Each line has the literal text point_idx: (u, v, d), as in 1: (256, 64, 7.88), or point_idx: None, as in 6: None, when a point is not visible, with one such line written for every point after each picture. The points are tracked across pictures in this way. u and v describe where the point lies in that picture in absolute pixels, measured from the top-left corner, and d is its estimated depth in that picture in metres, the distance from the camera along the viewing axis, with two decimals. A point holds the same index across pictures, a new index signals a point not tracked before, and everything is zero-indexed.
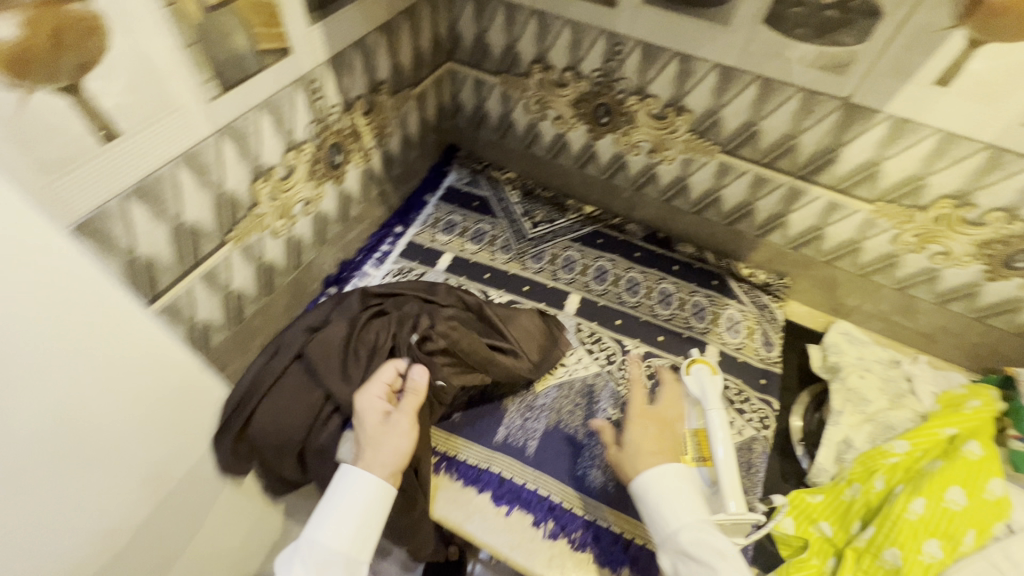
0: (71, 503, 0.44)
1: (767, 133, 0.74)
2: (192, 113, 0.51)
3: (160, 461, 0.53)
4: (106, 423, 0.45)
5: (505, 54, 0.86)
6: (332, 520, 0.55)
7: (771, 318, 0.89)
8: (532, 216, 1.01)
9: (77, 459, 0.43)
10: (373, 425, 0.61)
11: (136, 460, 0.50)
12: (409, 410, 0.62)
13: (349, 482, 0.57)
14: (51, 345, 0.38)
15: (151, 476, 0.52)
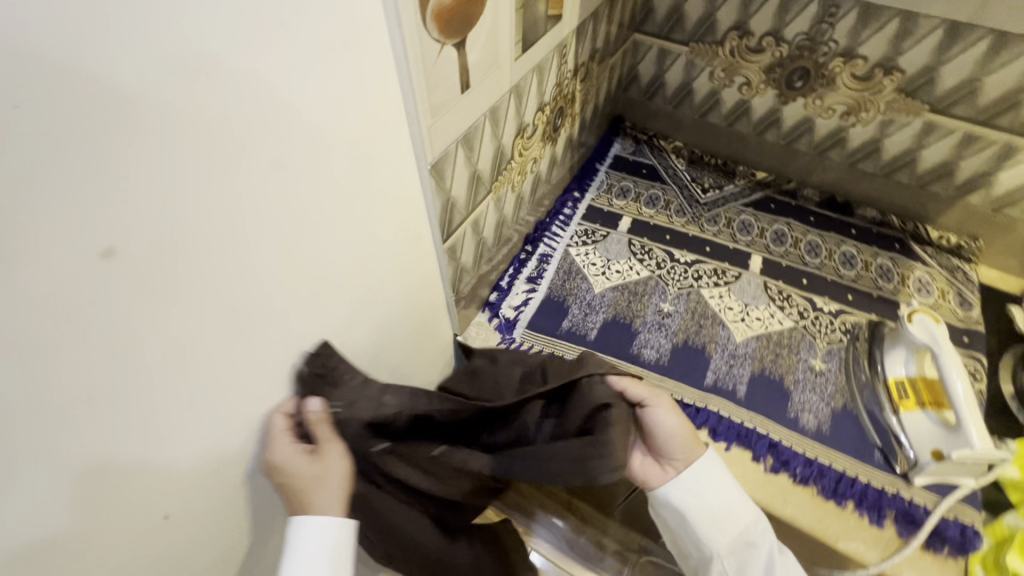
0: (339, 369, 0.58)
1: (990, 89, 0.75)
2: (505, 69, 0.59)
3: (387, 359, 0.67)
4: (370, 314, 0.59)
5: (701, 23, 0.90)
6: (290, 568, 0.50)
7: (965, 279, 0.89)
8: (701, 182, 1.05)
9: (352, 335, 0.57)
10: (304, 478, 0.49)
11: (378, 351, 0.64)
12: (328, 437, 0.51)
13: (309, 534, 0.50)
14: (365, 236, 0.52)
15: (380, 366, 0.66)
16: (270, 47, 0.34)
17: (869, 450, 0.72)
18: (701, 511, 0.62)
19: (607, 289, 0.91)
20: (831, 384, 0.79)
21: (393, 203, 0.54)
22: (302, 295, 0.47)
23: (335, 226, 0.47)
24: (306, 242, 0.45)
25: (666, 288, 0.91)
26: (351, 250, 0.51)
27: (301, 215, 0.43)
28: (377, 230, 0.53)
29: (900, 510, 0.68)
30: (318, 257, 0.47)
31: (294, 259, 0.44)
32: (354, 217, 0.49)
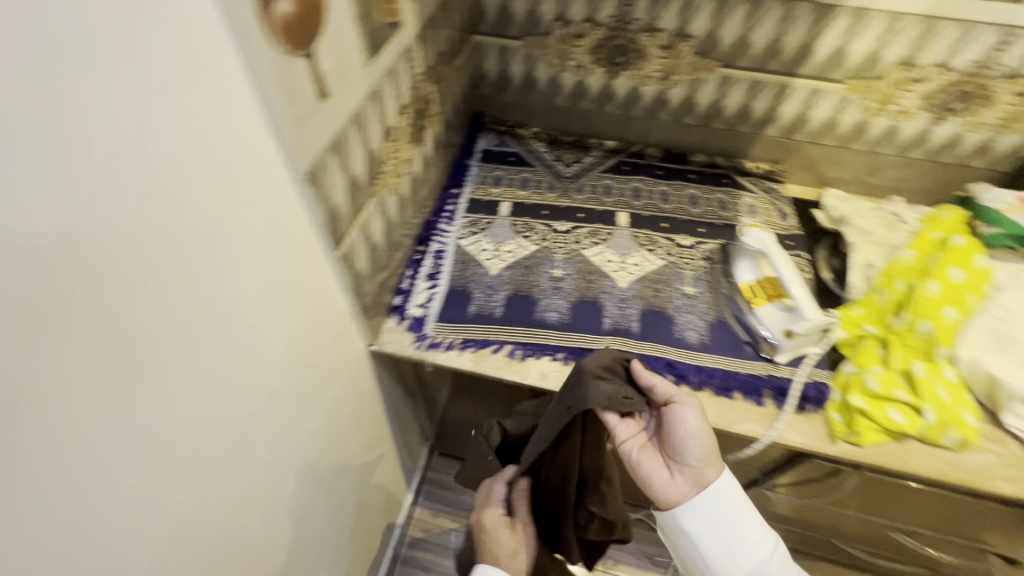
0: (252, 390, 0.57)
1: (758, 42, 0.94)
2: (358, 76, 0.62)
3: (296, 376, 0.67)
4: (274, 330, 0.59)
5: (528, 18, 1.01)
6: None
7: (780, 197, 1.09)
8: (563, 159, 1.16)
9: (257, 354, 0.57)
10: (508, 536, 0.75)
11: (286, 370, 0.64)
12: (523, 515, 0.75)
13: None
14: (252, 251, 0.52)
15: (291, 384, 0.66)
16: (121, 78, 0.35)
17: (741, 347, 0.87)
18: (708, 535, 0.66)
19: (503, 269, 0.97)
20: (703, 302, 0.93)
21: (275, 214, 0.55)
22: (203, 319, 0.47)
23: (224, 246, 0.48)
24: (197, 266, 0.45)
25: (555, 256, 1.00)
26: (244, 267, 0.52)
27: (186, 238, 0.43)
28: (266, 245, 0.55)
29: (774, 386, 0.83)
30: (212, 281, 0.48)
31: (186, 284, 0.45)
32: (240, 235, 0.50)
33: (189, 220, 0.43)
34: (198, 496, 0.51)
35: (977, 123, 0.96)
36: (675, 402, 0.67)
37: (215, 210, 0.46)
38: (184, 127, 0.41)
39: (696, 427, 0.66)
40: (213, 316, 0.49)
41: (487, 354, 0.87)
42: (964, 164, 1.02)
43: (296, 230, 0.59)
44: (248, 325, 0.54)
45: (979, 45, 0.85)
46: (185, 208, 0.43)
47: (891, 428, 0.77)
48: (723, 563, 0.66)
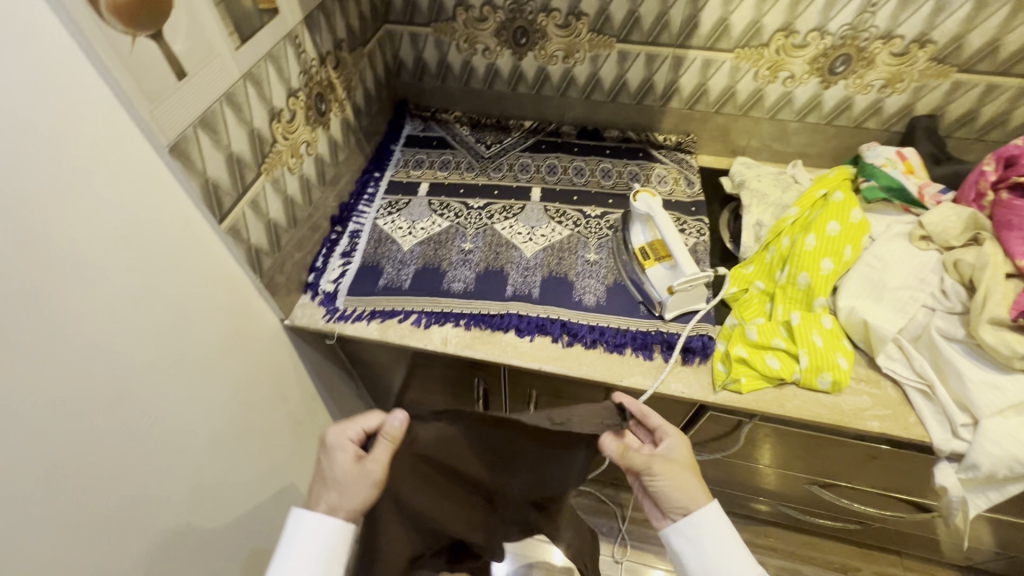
0: (135, 351, 0.62)
1: (646, 16, 0.98)
2: (226, 58, 0.67)
3: (193, 344, 0.72)
4: (156, 296, 0.64)
5: (432, 4, 1.05)
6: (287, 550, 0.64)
7: (689, 166, 1.13)
8: (484, 140, 1.21)
9: (136, 319, 0.61)
10: (346, 467, 0.66)
11: (178, 336, 0.68)
12: (379, 458, 0.66)
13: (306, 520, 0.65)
14: (116, 220, 0.57)
15: (187, 351, 0.70)
16: None
17: (636, 307, 0.91)
18: (687, 542, 0.69)
19: (415, 245, 1.01)
20: (603, 268, 0.97)
21: (140, 185, 0.59)
22: (57, 281, 0.51)
23: (79, 213, 0.52)
24: (42, 231, 0.49)
25: (466, 231, 1.04)
26: (104, 234, 0.56)
27: (25, 205, 0.47)
28: (133, 215, 0.59)
29: (662, 341, 0.87)
30: (65, 246, 0.52)
31: (32, 248, 0.48)
32: (95, 205, 0.54)
33: (28, 187, 0.47)
34: (72, 446, 0.55)
35: (863, 85, 0.99)
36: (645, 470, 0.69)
37: (60, 179, 0.50)
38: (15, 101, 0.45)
39: (669, 487, 0.69)
40: (69, 280, 0.52)
41: (394, 323, 0.92)
42: (859, 126, 1.06)
43: (171, 203, 0.64)
44: (118, 291, 0.58)
45: (849, 8, 0.89)
46: (22, 175, 0.47)
47: (768, 374, 0.81)
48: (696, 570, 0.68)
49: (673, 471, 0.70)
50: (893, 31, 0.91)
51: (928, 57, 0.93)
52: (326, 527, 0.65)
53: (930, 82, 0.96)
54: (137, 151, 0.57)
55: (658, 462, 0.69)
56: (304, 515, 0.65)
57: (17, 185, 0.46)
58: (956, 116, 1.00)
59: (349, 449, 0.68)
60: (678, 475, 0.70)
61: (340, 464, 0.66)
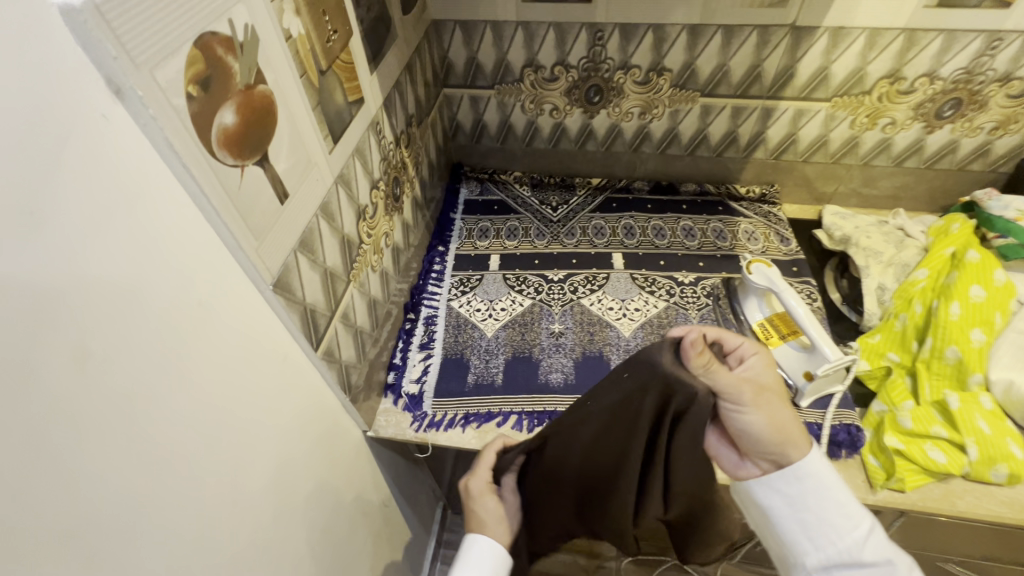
0: (242, 530, 0.51)
1: (736, 69, 0.90)
2: (322, 165, 0.58)
3: (295, 493, 0.61)
4: (259, 455, 0.54)
5: (497, 66, 0.97)
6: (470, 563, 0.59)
7: (777, 220, 1.05)
8: (549, 202, 1.12)
9: (243, 490, 0.51)
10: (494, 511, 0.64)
11: (281, 492, 0.58)
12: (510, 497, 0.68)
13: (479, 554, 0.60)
14: (220, 382, 0.47)
15: (289, 504, 0.60)
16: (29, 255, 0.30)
17: None
18: (783, 504, 0.56)
19: (499, 330, 0.92)
20: None
21: (243, 334, 0.49)
22: (162, 480, 0.41)
23: (183, 390, 0.42)
24: (153, 426, 0.39)
25: (551, 308, 0.95)
26: (209, 400, 0.45)
27: (129, 395, 0.37)
28: (234, 371, 0.48)
29: None
30: (170, 436, 0.41)
31: (138, 449, 0.38)
32: (198, 369, 0.44)
33: (132, 374, 0.37)
34: None
35: (972, 128, 0.92)
36: (732, 397, 0.52)
37: (164, 352, 0.40)
38: (115, 285, 0.35)
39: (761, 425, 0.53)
40: (177, 473, 0.42)
41: (491, 428, 0.81)
42: (963, 168, 0.99)
43: (273, 343, 0.54)
44: (225, 461, 0.48)
45: (966, 52, 0.82)
46: (124, 362, 0.37)
47: (931, 469, 0.71)
48: (801, 539, 0.55)
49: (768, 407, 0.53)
50: (1012, 73, 0.84)
51: None
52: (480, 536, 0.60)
53: None
54: (241, 296, 0.48)
55: (755, 391, 0.52)
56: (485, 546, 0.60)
57: (119, 386, 0.36)
58: None
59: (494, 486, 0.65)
60: (774, 410, 0.54)
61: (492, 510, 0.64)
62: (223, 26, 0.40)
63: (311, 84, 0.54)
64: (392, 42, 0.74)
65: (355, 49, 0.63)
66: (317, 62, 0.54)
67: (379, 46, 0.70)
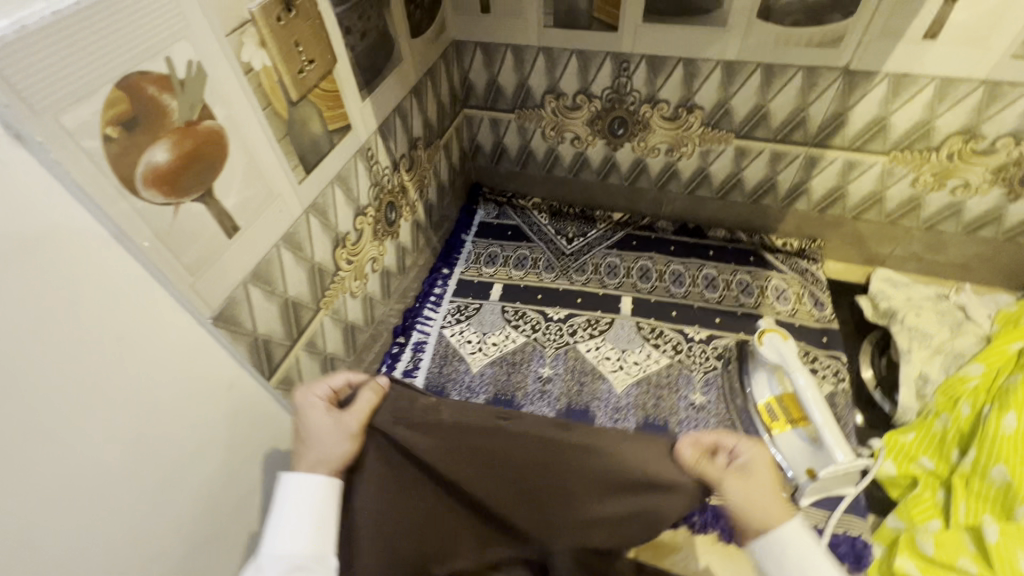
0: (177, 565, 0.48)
1: (777, 112, 0.81)
2: (289, 195, 0.57)
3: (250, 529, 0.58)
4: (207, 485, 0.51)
5: (517, 90, 0.93)
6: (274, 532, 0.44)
7: (814, 279, 0.94)
8: (565, 233, 1.07)
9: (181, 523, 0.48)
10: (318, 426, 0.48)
11: (229, 527, 0.55)
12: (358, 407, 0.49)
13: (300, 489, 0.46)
14: (157, 410, 0.44)
15: (240, 538, 0.56)
16: None
17: None
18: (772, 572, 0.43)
19: (485, 365, 0.88)
20: (713, 417, 0.79)
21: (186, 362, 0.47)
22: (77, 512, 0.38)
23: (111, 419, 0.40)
24: (67, 457, 0.37)
25: (544, 350, 0.90)
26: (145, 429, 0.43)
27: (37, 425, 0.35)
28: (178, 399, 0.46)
29: None
30: (90, 467, 0.39)
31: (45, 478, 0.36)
32: (131, 398, 0.42)
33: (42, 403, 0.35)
34: None
35: None
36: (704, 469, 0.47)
37: (84, 379, 0.38)
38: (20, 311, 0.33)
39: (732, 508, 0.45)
40: (83, 510, 0.38)
41: None
42: None
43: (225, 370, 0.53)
44: (131, 514, 0.43)
45: None
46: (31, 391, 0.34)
47: None
48: None
49: (740, 483, 0.46)
50: None
51: None
52: (317, 493, 0.46)
53: None
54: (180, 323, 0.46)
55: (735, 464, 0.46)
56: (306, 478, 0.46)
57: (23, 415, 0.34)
58: None
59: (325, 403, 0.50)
60: (755, 486, 0.45)
61: (315, 419, 0.49)
62: (158, 65, 0.40)
63: (277, 116, 0.53)
64: (394, 66, 0.72)
65: (341, 78, 0.61)
66: (286, 93, 0.53)
67: (375, 72, 0.68)
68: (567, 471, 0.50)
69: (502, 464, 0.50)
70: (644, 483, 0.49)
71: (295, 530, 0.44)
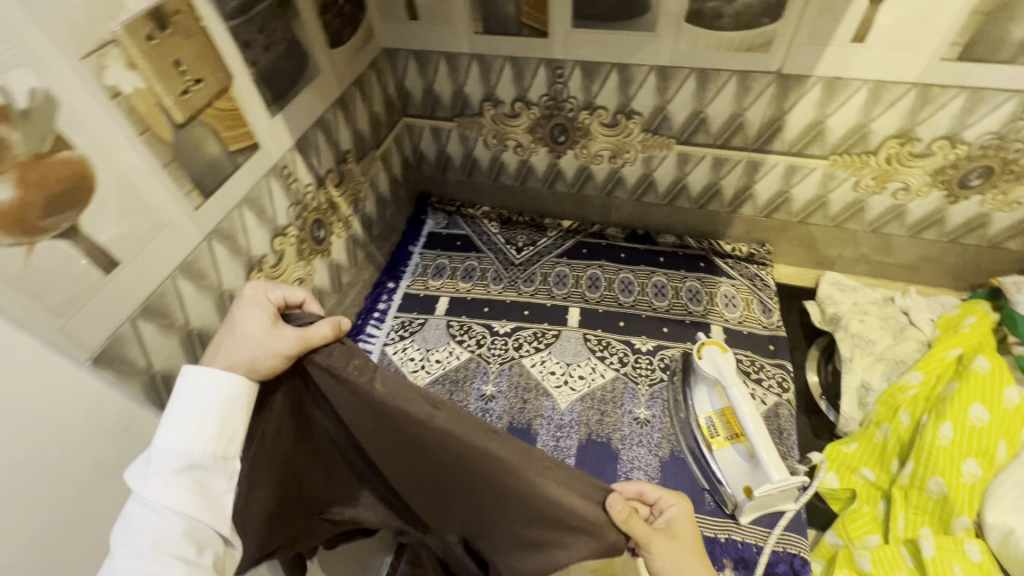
0: None
1: (715, 118, 0.79)
2: (183, 223, 0.53)
3: None
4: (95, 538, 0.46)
5: (455, 99, 0.90)
6: (178, 416, 0.43)
7: (763, 285, 0.92)
8: (515, 242, 1.04)
9: None
10: (258, 332, 0.47)
11: None
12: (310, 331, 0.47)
13: (209, 385, 0.44)
14: (26, 467, 0.40)
15: None
16: None
17: (699, 496, 0.70)
18: None
19: (427, 384, 0.85)
20: (656, 432, 0.77)
21: (63, 408, 0.43)
22: None
23: None
24: None
25: (488, 366, 0.87)
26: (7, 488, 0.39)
27: None
28: (52, 450, 0.42)
29: (734, 556, 0.65)
30: None
31: None
32: None
33: None
34: None
35: (1007, 202, 0.77)
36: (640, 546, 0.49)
37: None
38: None
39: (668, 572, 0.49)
40: None
41: None
42: (996, 246, 0.83)
43: (115, 413, 0.48)
44: None
45: (996, 114, 0.68)
46: None
47: None
48: None
49: (673, 550, 0.51)
50: None
51: None
52: (223, 390, 0.44)
53: None
54: (51, 368, 0.42)
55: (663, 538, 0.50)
56: (210, 378, 0.43)
57: None
58: None
59: (268, 308, 0.50)
60: (680, 554, 0.51)
61: (254, 324, 0.47)
62: None
63: (159, 140, 0.49)
64: (311, 78, 0.69)
65: (242, 96, 0.58)
66: (169, 116, 0.49)
67: (286, 85, 0.64)
68: (487, 484, 0.47)
69: (424, 449, 0.48)
70: (551, 529, 0.45)
71: (199, 416, 0.43)
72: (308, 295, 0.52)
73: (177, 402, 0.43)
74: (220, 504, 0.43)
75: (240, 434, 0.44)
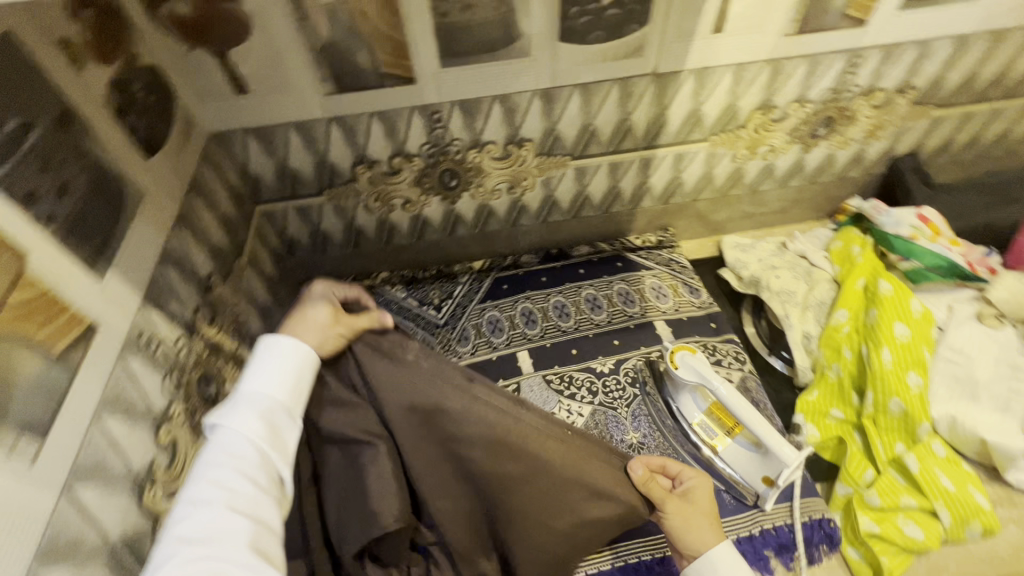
0: None
1: (604, 127, 0.77)
2: (21, 493, 0.34)
3: None
4: None
5: (319, 170, 0.75)
6: (259, 368, 0.48)
7: (681, 267, 0.95)
8: (429, 301, 0.91)
9: None
10: (317, 318, 0.53)
11: None
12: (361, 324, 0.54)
13: (285, 347, 0.49)
14: None
15: None
16: None
17: (720, 498, 0.69)
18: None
19: None
20: (654, 451, 0.75)
21: None
22: None
23: None
24: None
25: None
26: None
27: None
28: None
29: (773, 545, 0.66)
30: None
31: None
32: None
33: None
34: None
35: (845, 141, 0.89)
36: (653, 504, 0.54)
37: None
38: None
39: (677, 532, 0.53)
40: None
41: None
42: (842, 177, 0.96)
43: None
44: None
45: (830, 73, 0.76)
46: None
47: (911, 547, 0.65)
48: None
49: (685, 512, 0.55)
50: (874, 86, 0.80)
51: (908, 102, 0.84)
52: (294, 354, 0.49)
53: (910, 124, 0.88)
54: None
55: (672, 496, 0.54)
56: (285, 344, 0.49)
57: None
58: (934, 147, 0.93)
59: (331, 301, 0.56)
60: (689, 515, 0.54)
61: (314, 312, 0.53)
62: None
63: None
64: (137, 205, 0.50)
65: (46, 273, 0.39)
66: None
67: (106, 229, 0.46)
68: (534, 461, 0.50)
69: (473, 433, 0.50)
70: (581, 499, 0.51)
71: (279, 369, 0.48)
72: (364, 291, 0.60)
73: (256, 359, 0.48)
74: (288, 448, 0.46)
75: (307, 386, 0.49)
